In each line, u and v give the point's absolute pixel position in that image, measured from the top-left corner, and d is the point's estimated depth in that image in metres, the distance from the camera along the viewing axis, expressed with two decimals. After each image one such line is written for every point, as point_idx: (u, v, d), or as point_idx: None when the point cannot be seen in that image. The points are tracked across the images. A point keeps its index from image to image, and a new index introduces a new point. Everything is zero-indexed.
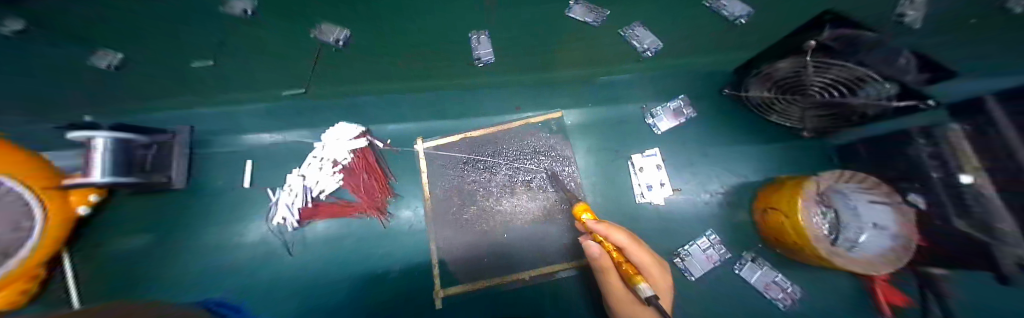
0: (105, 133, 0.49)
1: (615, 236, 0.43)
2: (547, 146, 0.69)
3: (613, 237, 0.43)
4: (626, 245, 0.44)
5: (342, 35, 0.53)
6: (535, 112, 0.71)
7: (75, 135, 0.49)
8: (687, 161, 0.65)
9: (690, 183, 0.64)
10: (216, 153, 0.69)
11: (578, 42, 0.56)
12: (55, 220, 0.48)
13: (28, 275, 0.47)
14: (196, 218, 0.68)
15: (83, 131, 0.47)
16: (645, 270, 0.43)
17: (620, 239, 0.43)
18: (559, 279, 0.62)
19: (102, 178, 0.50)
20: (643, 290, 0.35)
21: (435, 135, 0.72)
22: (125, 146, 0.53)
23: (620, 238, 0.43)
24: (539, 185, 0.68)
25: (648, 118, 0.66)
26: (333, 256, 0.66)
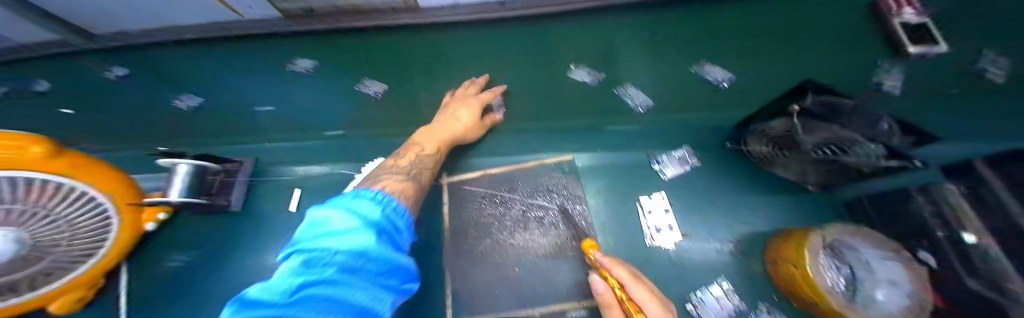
0: (189, 161, 0.61)
1: (615, 270, 0.47)
2: (559, 185, 0.75)
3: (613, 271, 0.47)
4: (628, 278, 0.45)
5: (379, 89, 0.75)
6: (550, 153, 0.77)
7: (167, 160, 0.62)
8: (695, 206, 0.68)
9: (699, 228, 0.66)
10: (270, 181, 0.79)
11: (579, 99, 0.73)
12: (124, 229, 0.58)
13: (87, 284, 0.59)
14: (242, 237, 0.75)
15: (174, 158, 0.59)
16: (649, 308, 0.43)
17: (620, 271, 0.46)
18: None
19: (176, 197, 0.60)
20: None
21: (459, 171, 0.80)
22: (200, 172, 0.64)
23: (621, 270, 0.46)
24: (552, 221, 0.72)
25: (654, 164, 0.71)
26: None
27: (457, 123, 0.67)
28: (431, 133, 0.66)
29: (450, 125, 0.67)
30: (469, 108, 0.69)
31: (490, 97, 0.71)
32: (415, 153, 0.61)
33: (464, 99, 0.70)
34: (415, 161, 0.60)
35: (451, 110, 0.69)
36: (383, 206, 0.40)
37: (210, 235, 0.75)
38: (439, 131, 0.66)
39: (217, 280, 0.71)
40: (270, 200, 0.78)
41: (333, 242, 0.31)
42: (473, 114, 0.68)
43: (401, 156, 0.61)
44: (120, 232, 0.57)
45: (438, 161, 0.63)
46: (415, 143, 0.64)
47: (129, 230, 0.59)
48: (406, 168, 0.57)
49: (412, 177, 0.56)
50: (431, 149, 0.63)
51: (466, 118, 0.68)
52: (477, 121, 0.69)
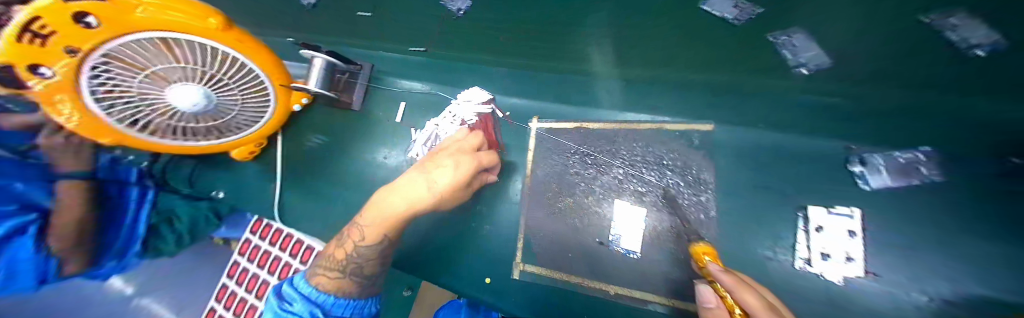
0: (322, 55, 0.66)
1: (748, 297, 0.33)
2: (678, 160, 0.59)
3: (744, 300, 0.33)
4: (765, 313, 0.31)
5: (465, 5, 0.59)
6: (675, 118, 0.61)
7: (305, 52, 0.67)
8: (896, 234, 0.47)
9: (896, 270, 0.45)
10: (380, 90, 0.85)
11: None
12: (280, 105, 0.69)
13: (253, 142, 0.77)
14: (354, 133, 0.85)
15: (308, 50, 0.65)
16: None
17: (755, 303, 0.32)
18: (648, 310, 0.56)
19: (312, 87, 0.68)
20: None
21: (551, 118, 0.72)
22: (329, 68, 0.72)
23: (757, 301, 0.32)
24: (653, 201, 0.57)
25: (855, 165, 0.50)
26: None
27: (420, 192, 0.52)
28: (377, 210, 0.54)
29: (393, 203, 0.53)
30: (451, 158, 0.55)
31: (486, 161, 0.60)
32: (353, 243, 0.54)
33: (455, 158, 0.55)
34: (354, 254, 0.53)
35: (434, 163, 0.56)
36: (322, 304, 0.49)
37: (332, 127, 0.87)
38: (383, 210, 0.53)
39: (332, 166, 0.84)
40: (384, 108, 0.84)
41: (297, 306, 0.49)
42: (456, 176, 0.54)
43: (348, 239, 0.55)
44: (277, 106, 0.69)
45: (388, 243, 0.55)
46: (359, 220, 0.56)
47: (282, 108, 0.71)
48: (343, 263, 0.53)
49: (353, 273, 0.53)
50: (373, 239, 0.54)
51: (442, 183, 0.53)
52: (454, 189, 0.55)
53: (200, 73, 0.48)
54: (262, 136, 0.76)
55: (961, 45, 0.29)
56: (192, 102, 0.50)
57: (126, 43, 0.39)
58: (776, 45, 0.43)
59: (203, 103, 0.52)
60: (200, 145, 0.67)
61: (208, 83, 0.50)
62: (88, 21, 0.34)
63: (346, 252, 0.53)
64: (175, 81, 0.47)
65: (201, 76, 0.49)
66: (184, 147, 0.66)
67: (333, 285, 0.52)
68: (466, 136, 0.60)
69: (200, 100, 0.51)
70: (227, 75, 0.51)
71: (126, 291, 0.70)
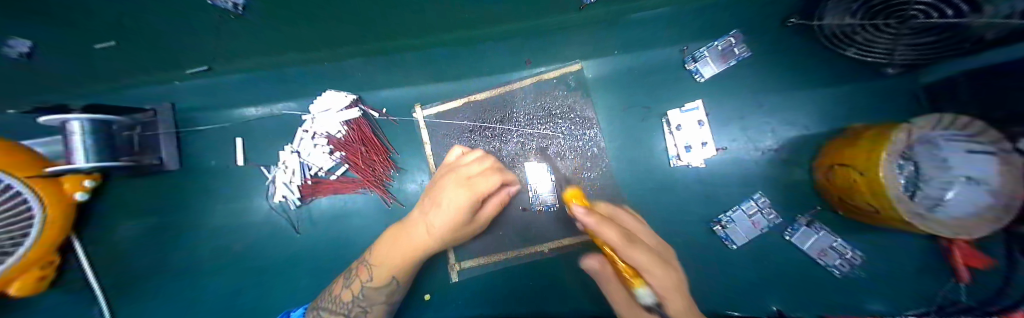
0: (84, 115, 0.45)
1: (610, 234, 0.34)
2: (564, 107, 0.60)
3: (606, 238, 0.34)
4: (624, 246, 0.34)
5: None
6: (550, 66, 0.61)
7: (47, 119, 0.45)
8: (733, 112, 0.55)
9: (737, 140, 0.55)
10: (203, 130, 0.65)
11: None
12: (51, 206, 0.47)
13: (37, 264, 0.50)
14: (198, 198, 0.66)
15: (53, 114, 0.43)
16: (658, 279, 0.34)
17: (615, 238, 0.34)
18: (565, 256, 0.57)
19: (84, 164, 0.46)
20: (643, 293, 0.35)
21: (434, 100, 0.63)
22: (105, 129, 0.49)
23: (614, 237, 0.34)
24: (557, 151, 0.59)
25: (689, 64, 0.55)
26: (325, 233, 0.64)
27: (423, 237, 0.47)
28: (392, 247, 0.48)
29: (412, 239, 0.47)
30: (460, 187, 0.47)
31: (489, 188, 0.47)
32: (361, 283, 0.48)
33: (463, 191, 0.46)
34: (358, 296, 0.48)
35: (439, 193, 0.49)
36: None
37: (159, 202, 0.65)
38: (399, 246, 0.47)
39: (188, 249, 0.65)
40: (226, 153, 0.66)
41: None
42: (455, 215, 0.46)
43: (354, 277, 0.49)
44: (47, 210, 0.46)
45: (395, 287, 0.49)
46: (370, 255, 0.50)
47: (54, 204, 0.48)
48: (347, 307, 0.48)
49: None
50: (378, 281, 0.47)
51: (455, 209, 0.46)
52: (463, 217, 0.47)
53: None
54: (41, 255, 0.49)
55: None
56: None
57: None
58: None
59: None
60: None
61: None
62: None
63: (351, 293, 0.48)
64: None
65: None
66: None
67: None
68: (468, 154, 0.53)
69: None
70: None
71: None
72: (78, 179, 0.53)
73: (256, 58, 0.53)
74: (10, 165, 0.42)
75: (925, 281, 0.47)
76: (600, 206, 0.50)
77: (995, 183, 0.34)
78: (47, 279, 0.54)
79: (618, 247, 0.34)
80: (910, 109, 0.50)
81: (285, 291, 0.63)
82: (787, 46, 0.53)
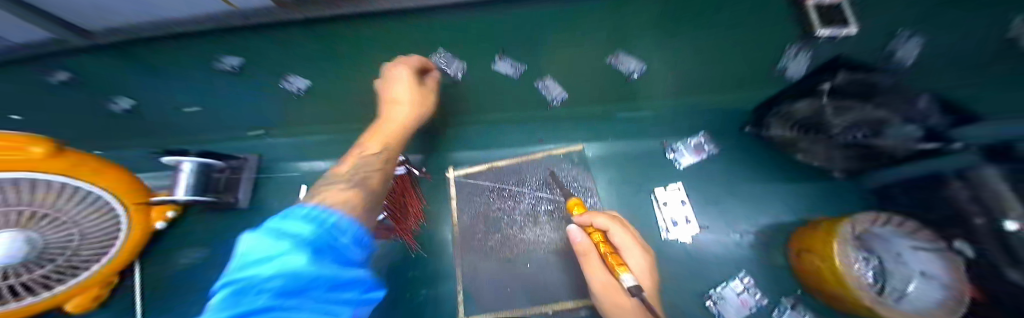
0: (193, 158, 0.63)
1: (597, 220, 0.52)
2: (570, 177, 0.72)
3: (596, 220, 0.51)
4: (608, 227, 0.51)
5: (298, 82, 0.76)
6: (558, 144, 0.75)
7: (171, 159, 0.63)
8: (713, 193, 0.66)
9: (717, 221, 0.64)
10: (275, 177, 0.80)
11: None
12: (134, 237, 0.60)
13: (96, 286, 0.60)
14: (249, 233, 0.76)
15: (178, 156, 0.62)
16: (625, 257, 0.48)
17: (602, 221, 0.51)
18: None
19: (184, 196, 0.62)
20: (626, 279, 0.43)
21: (465, 164, 0.78)
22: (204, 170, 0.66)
23: (602, 220, 0.51)
24: (562, 215, 0.69)
25: (669, 153, 0.69)
26: None
27: (393, 112, 0.57)
28: (372, 136, 0.56)
29: (384, 129, 0.56)
30: (399, 75, 0.59)
31: (415, 61, 0.61)
32: (347, 164, 0.49)
33: (399, 78, 0.59)
34: (356, 168, 0.48)
35: (387, 91, 0.59)
36: (322, 222, 0.30)
37: (222, 232, 0.76)
38: (382, 132, 0.56)
39: None
40: (283, 198, 0.79)
41: (273, 249, 0.25)
42: (407, 86, 0.58)
43: (328, 180, 0.47)
44: (129, 239, 0.59)
45: (386, 151, 0.53)
46: (337, 172, 0.51)
47: (137, 225, 0.59)
48: (350, 175, 0.46)
49: (359, 184, 0.44)
50: (372, 154, 0.51)
51: (403, 87, 0.58)
52: (416, 91, 0.59)
53: (29, 213, 0.43)
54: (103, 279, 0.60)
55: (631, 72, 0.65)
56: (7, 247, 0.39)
57: None
58: (540, 87, 0.70)
59: (24, 247, 0.41)
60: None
61: (37, 223, 0.44)
62: None
63: (348, 168, 0.48)
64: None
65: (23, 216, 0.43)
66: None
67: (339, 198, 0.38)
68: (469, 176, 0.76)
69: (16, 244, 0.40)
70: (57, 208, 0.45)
71: None
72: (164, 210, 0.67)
73: None
74: (126, 193, 0.55)
75: None
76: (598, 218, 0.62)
77: (942, 276, 0.39)
78: (98, 300, 0.65)
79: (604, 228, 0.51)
80: None
81: None
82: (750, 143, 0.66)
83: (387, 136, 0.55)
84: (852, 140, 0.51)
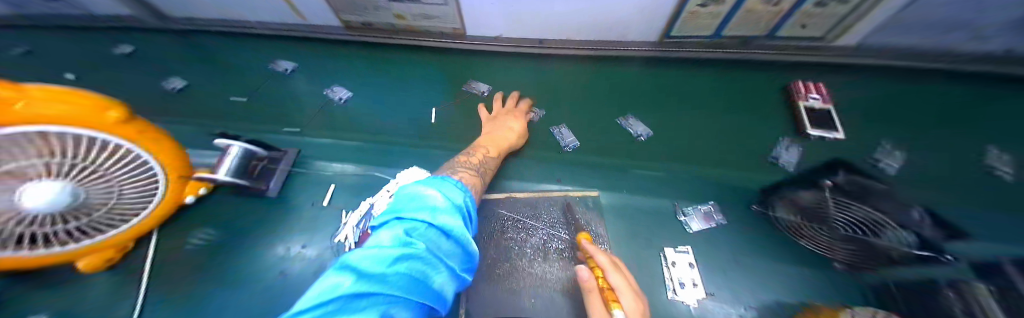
0: (238, 143, 0.71)
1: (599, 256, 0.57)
2: (583, 220, 0.76)
3: (596, 256, 0.57)
4: (608, 266, 0.55)
5: (342, 95, 0.94)
6: (575, 186, 0.81)
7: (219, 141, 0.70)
8: (721, 261, 0.67)
9: (724, 290, 0.64)
10: (307, 172, 0.86)
11: None
12: (167, 199, 0.64)
13: (114, 247, 0.64)
14: (272, 221, 0.80)
15: (227, 140, 0.69)
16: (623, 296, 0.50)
17: (602, 258, 0.57)
18: None
19: (223, 176, 0.66)
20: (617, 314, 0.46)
21: (485, 190, 0.82)
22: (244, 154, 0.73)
23: (602, 258, 0.57)
24: (571, 255, 0.72)
25: (680, 215, 0.73)
26: None
27: (509, 133, 0.78)
28: (492, 139, 0.76)
29: (502, 137, 0.77)
30: (513, 117, 0.83)
31: (524, 108, 0.87)
32: (483, 154, 0.71)
33: (516, 114, 0.84)
34: (483, 163, 0.69)
35: (502, 120, 0.82)
36: (464, 196, 0.48)
37: (245, 215, 0.80)
38: (497, 139, 0.76)
39: (235, 263, 0.73)
40: (310, 193, 0.83)
41: (429, 215, 0.38)
42: (520, 123, 0.82)
43: (459, 163, 0.66)
44: (163, 200, 0.63)
45: (493, 154, 0.73)
46: (466, 154, 0.71)
47: (168, 200, 0.64)
48: (474, 165, 0.67)
49: (475, 170, 0.66)
50: (493, 153, 0.72)
51: (517, 127, 0.81)
52: (523, 127, 0.83)
53: (69, 166, 0.43)
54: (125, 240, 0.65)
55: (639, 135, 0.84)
56: (51, 200, 0.43)
57: None
58: (556, 133, 0.87)
59: (66, 200, 0.45)
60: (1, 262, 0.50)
61: (76, 175, 0.45)
62: None
63: (477, 159, 0.69)
64: (32, 178, 0.41)
65: (71, 167, 0.44)
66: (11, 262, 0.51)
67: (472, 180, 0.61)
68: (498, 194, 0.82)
69: (60, 198, 0.43)
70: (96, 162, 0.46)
71: None
72: (197, 186, 0.72)
73: None
74: (169, 160, 0.56)
75: None
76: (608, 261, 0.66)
77: None
78: (110, 262, 0.67)
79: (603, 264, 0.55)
80: None
81: None
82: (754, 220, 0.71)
83: (502, 144, 0.76)
84: (847, 234, 0.62)
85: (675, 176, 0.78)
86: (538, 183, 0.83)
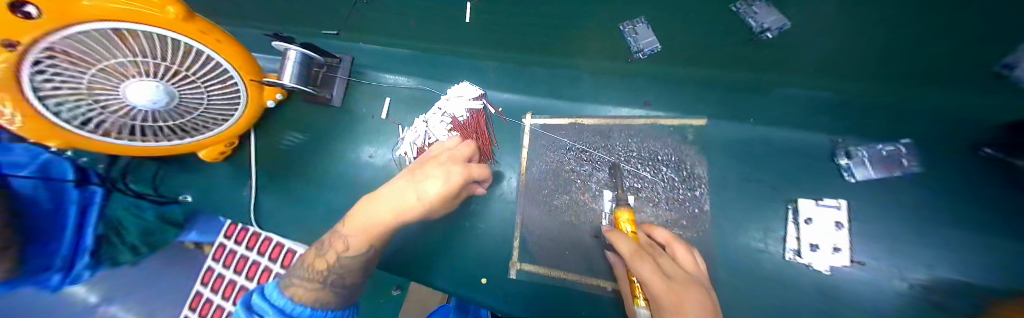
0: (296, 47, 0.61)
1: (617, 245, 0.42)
2: (671, 157, 0.61)
3: (616, 244, 0.42)
4: (631, 258, 0.39)
5: None
6: (669, 113, 0.63)
7: (277, 44, 0.61)
8: (873, 224, 0.52)
9: (876, 259, 0.50)
10: (367, 83, 0.81)
11: (733, 44, 0.45)
12: (249, 111, 0.62)
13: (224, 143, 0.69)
14: (337, 131, 0.80)
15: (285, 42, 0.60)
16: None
17: (625, 247, 0.41)
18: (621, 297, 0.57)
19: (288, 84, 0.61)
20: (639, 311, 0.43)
21: (544, 113, 0.71)
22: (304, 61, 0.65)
23: (624, 247, 0.40)
24: (649, 197, 0.60)
25: (840, 158, 0.53)
26: None
27: (411, 201, 0.46)
28: (368, 217, 0.46)
29: (383, 206, 0.46)
30: (454, 164, 0.51)
31: (478, 172, 0.54)
32: (335, 253, 0.45)
33: (439, 165, 0.50)
34: (335, 264, 0.44)
35: (421, 170, 0.50)
36: None
37: (316, 123, 0.82)
38: (378, 214, 0.45)
39: (314, 166, 0.79)
40: (367, 105, 0.81)
41: None
42: (447, 186, 0.47)
43: (326, 247, 0.46)
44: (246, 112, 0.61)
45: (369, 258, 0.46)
46: (343, 226, 0.48)
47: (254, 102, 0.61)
48: (325, 273, 0.44)
49: (335, 268, 0.44)
50: (356, 251, 0.45)
51: (431, 194, 0.46)
52: (445, 199, 0.48)
53: (163, 69, 0.38)
54: (228, 138, 0.68)
55: (759, 29, 0.41)
56: (151, 100, 0.40)
57: (78, 34, 0.30)
58: (625, 32, 0.50)
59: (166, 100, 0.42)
60: (136, 147, 0.53)
61: (173, 78, 0.41)
62: (26, 10, 0.26)
63: (327, 261, 0.44)
64: (134, 74, 0.37)
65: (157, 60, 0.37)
66: (151, 150, 0.56)
67: (309, 297, 0.41)
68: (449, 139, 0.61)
69: (160, 98, 0.41)
70: (194, 71, 0.42)
71: (90, 299, 0.66)
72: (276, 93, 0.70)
73: (433, 43, 0.66)
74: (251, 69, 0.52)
75: None
76: (656, 231, 0.50)
77: None
78: (224, 155, 0.75)
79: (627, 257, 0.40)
80: None
81: None
82: (929, 168, 0.50)
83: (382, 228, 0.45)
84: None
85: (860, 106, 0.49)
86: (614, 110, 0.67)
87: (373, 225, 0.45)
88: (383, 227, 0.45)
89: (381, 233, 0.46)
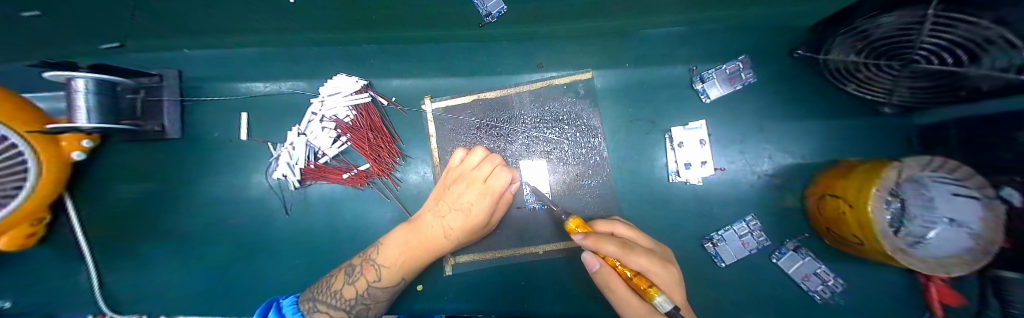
0: (91, 74, 0.43)
1: (606, 249, 0.40)
2: (571, 114, 0.62)
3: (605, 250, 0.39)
4: (622, 254, 0.40)
5: None
6: (561, 72, 0.63)
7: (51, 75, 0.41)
8: (734, 134, 0.60)
9: (737, 162, 0.60)
10: (208, 100, 0.64)
11: None
12: (47, 170, 0.45)
13: (26, 221, 0.48)
14: (196, 169, 0.64)
15: (60, 71, 0.40)
16: (658, 280, 0.41)
17: (611, 248, 0.40)
18: (553, 258, 0.60)
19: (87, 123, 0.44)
20: (663, 304, 0.37)
21: (443, 94, 0.64)
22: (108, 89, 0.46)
23: (611, 248, 0.40)
24: (559, 157, 0.62)
25: (696, 83, 0.60)
26: (322, 214, 0.64)
27: (438, 231, 0.52)
28: (406, 245, 0.52)
29: (427, 235, 0.52)
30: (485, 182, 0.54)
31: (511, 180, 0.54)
32: (367, 283, 0.50)
33: (468, 185, 0.54)
34: (363, 295, 0.50)
35: (457, 193, 0.54)
36: None
37: (160, 169, 0.64)
38: (410, 244, 0.52)
39: (184, 219, 0.64)
40: (223, 127, 0.64)
41: None
42: (483, 207, 0.53)
43: (357, 276, 0.51)
44: (42, 171, 0.44)
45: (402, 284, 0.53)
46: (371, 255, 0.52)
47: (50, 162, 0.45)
48: (349, 303, 0.50)
49: (365, 298, 0.50)
50: (386, 281, 0.51)
51: (474, 213, 0.53)
52: (485, 217, 0.54)
53: None
54: (30, 214, 0.47)
55: None
56: None
57: None
58: None
59: None
60: None
61: None
62: None
63: (354, 291, 0.50)
64: None
65: None
66: None
67: None
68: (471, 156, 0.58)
69: None
70: None
71: None
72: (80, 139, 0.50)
73: (281, 34, 0.54)
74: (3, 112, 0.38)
75: (897, 313, 0.51)
76: (598, 222, 0.53)
77: (973, 226, 0.33)
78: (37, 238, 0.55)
79: (618, 255, 0.40)
80: (901, 150, 0.54)
81: (268, 282, 0.62)
82: (761, 76, 0.60)
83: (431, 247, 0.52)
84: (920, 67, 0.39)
85: (698, 33, 0.56)
86: (517, 76, 0.63)
87: (410, 248, 0.52)
88: (417, 255, 0.52)
89: (417, 261, 0.52)
